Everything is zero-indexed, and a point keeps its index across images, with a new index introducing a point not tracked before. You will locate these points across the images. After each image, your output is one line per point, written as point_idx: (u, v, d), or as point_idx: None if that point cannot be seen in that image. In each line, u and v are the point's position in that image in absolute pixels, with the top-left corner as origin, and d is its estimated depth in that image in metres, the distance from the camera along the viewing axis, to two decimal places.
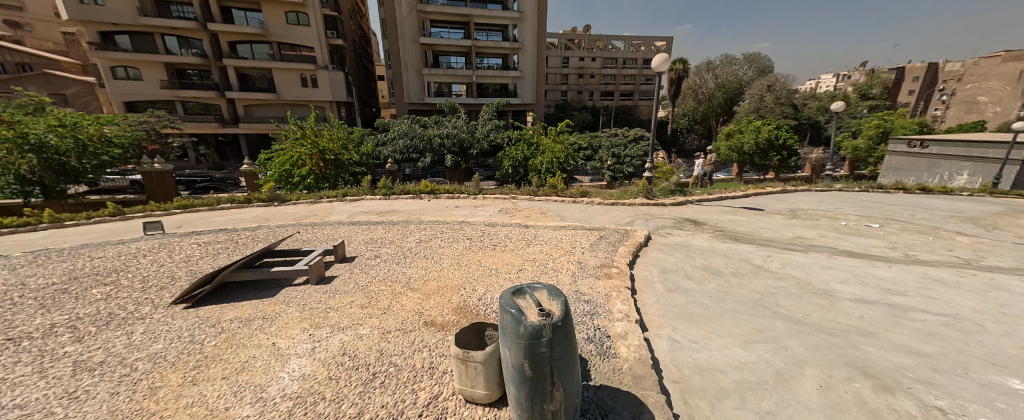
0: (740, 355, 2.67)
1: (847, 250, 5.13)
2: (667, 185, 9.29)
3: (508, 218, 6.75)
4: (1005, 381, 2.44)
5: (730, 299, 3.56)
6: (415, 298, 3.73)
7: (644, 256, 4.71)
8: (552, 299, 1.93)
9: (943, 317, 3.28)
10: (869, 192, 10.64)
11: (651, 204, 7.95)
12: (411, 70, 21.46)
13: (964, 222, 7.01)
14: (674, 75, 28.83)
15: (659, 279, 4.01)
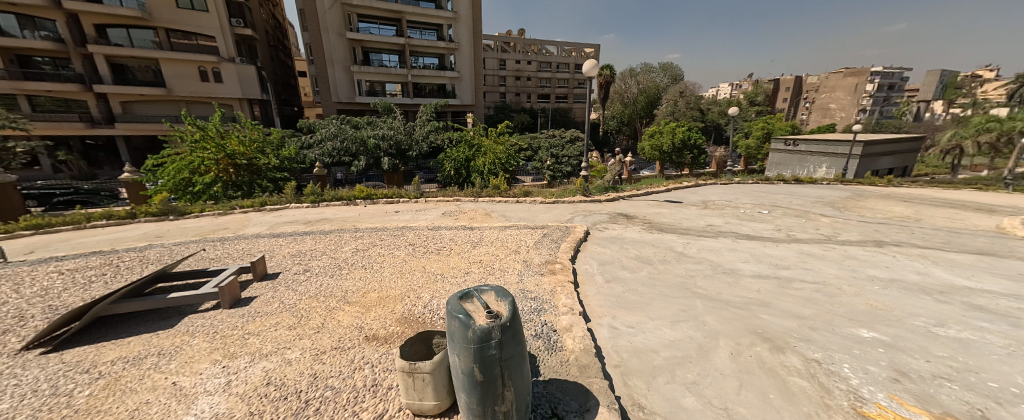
0: (669, 334, 2.98)
1: (746, 233, 5.97)
2: (602, 183, 9.89)
3: (453, 221, 6.68)
4: (858, 331, 3.06)
5: (659, 284, 3.94)
6: (352, 312, 3.52)
7: (584, 251, 4.99)
8: (499, 300, 1.98)
9: (817, 284, 3.99)
10: (758, 184, 12.47)
11: (588, 201, 8.41)
12: (337, 67, 20.00)
13: (827, 206, 8.55)
14: (603, 80, 30.78)
15: (599, 271, 4.29)
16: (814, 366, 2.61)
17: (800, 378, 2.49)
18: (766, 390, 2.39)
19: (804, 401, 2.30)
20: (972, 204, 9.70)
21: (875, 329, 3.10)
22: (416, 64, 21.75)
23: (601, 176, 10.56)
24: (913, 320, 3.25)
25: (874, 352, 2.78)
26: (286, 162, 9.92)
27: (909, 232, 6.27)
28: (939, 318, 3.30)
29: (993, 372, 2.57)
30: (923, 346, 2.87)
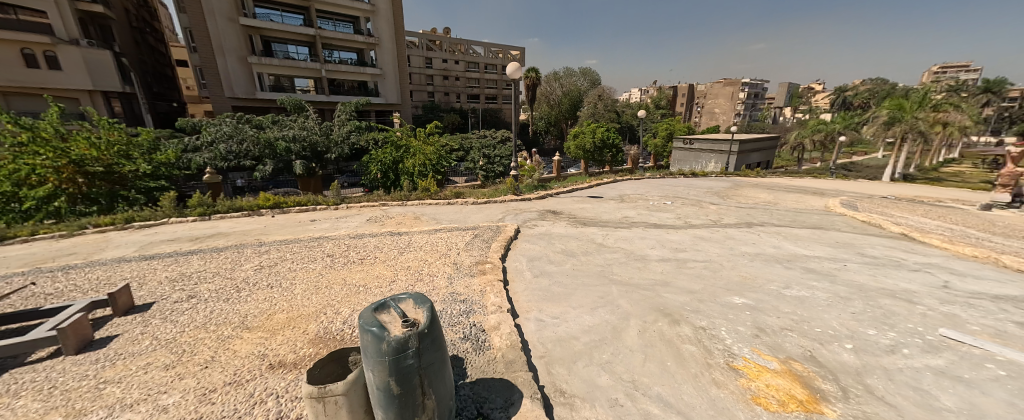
0: (587, 320, 3.22)
1: (655, 222, 6.65)
2: (531, 182, 10.25)
3: (378, 227, 6.41)
4: (734, 299, 3.62)
5: (581, 274, 4.22)
6: (254, 338, 3.20)
7: (514, 248, 5.13)
8: (417, 308, 2.00)
9: (708, 263, 4.60)
10: (665, 178, 14.01)
11: (519, 200, 8.64)
12: (231, 56, 17.96)
13: (717, 195, 9.92)
14: (530, 82, 31.87)
15: (528, 267, 4.45)
16: (702, 333, 3.03)
17: (691, 345, 2.87)
18: (665, 359, 2.71)
19: (693, 363, 2.67)
20: (820, 190, 12.05)
21: (747, 296, 3.68)
22: (329, 57, 20.21)
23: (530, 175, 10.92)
24: (775, 285, 3.93)
25: (744, 315, 3.31)
26: (162, 168, 8.74)
27: (775, 213, 7.56)
28: (791, 281, 4.04)
29: (824, 320, 3.23)
30: (781, 305, 3.49)
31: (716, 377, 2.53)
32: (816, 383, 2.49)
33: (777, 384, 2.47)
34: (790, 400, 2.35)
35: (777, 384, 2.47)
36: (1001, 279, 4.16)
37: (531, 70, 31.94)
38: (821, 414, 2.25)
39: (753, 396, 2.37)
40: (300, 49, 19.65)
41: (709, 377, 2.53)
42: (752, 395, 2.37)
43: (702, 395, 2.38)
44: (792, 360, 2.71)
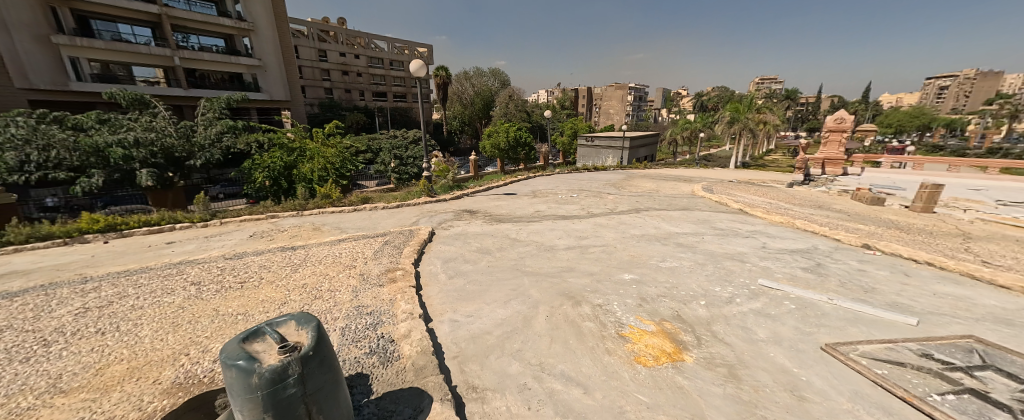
0: (500, 313, 3.35)
1: (563, 214, 7.15)
2: (446, 182, 10.07)
3: (266, 243, 5.72)
4: (626, 276, 4.10)
5: (495, 270, 4.36)
6: (75, 403, 2.53)
7: (428, 252, 5.06)
8: (300, 330, 1.94)
9: (607, 247, 5.13)
10: (571, 172, 15.19)
11: (434, 201, 8.52)
12: (24, 34, 14.13)
13: (615, 186, 11.05)
14: (440, 81, 31.43)
15: (442, 269, 4.44)
16: (599, 310, 3.38)
17: (590, 321, 3.19)
18: (568, 338, 2.96)
19: (590, 337, 2.97)
20: (693, 178, 14.32)
21: (635, 272, 4.21)
22: (182, 42, 17.03)
23: (444, 176, 10.83)
24: (656, 260, 4.58)
25: (631, 289, 3.79)
26: None
27: (659, 199, 8.74)
28: (668, 255, 4.74)
29: (689, 284, 3.87)
30: (661, 277, 4.07)
31: (608, 346, 2.86)
32: (680, 337, 2.98)
33: (653, 344, 2.89)
34: (662, 354, 2.77)
35: (652, 343, 2.90)
36: (800, 238, 5.53)
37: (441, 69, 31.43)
38: (683, 361, 2.71)
39: (635, 357, 2.74)
40: (141, 31, 16.29)
41: (603, 348, 2.84)
42: (635, 357, 2.73)
43: (596, 364, 2.67)
44: (664, 321, 3.19)
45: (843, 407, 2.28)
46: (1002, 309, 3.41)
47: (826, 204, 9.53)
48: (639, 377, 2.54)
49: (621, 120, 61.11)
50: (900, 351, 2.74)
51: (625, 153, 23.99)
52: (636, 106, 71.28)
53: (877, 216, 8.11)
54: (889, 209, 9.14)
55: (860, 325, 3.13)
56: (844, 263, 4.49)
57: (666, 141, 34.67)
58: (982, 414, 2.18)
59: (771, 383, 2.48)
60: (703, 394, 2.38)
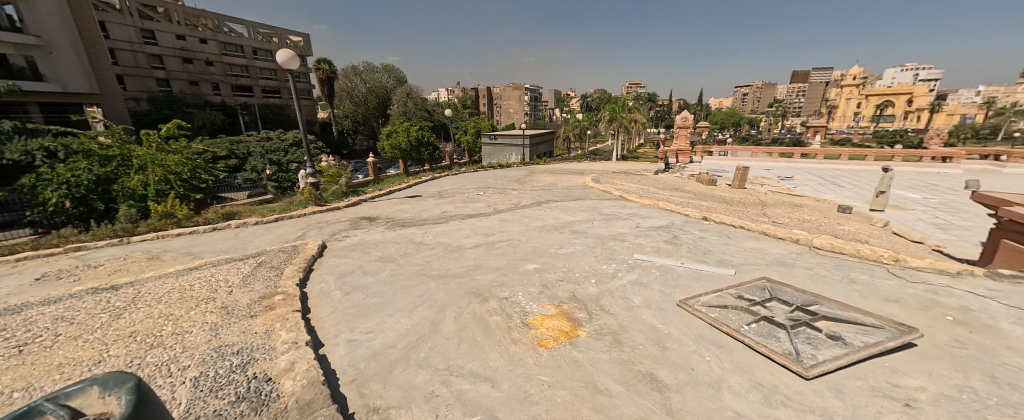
0: (406, 323, 3.24)
1: (469, 213, 7.20)
2: (338, 189, 9.52)
3: (64, 288, 4.29)
4: (529, 266, 4.33)
5: (398, 278, 4.19)
6: None
7: (319, 268, 4.61)
8: (104, 402, 1.67)
9: (512, 240, 5.34)
10: (477, 171, 15.41)
11: (323, 210, 7.84)
12: None
13: (518, 182, 11.55)
14: (322, 75, 28.79)
15: (336, 285, 4.09)
16: (505, 303, 3.49)
17: (497, 315, 3.28)
18: (476, 335, 3.01)
19: (497, 330, 3.06)
20: (585, 171, 15.77)
21: (538, 262, 4.46)
22: None
23: (336, 181, 10.28)
24: (555, 248, 4.91)
25: (534, 278, 4.01)
26: None
27: (557, 192, 9.40)
28: (565, 242, 5.13)
29: (582, 266, 4.26)
30: (559, 263, 4.39)
31: (514, 336, 2.97)
32: (575, 315, 3.24)
33: (553, 326, 3.10)
34: (561, 334, 2.98)
35: (553, 325, 3.10)
36: (663, 216, 6.54)
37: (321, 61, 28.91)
38: (578, 336, 2.95)
39: (538, 341, 2.90)
40: None
41: (509, 339, 2.95)
42: (537, 341, 2.89)
43: (503, 355, 2.75)
44: (562, 303, 3.44)
45: (692, 350, 2.71)
46: (786, 254, 4.48)
47: (686, 188, 11.42)
48: (542, 360, 2.69)
49: (522, 119, 64.16)
50: (725, 298, 3.36)
51: (527, 151, 25.50)
52: (534, 105, 75.46)
53: (718, 198, 10.05)
54: (725, 191, 11.44)
55: (699, 280, 3.79)
56: (693, 233, 5.42)
57: (562, 138, 37.54)
58: (773, 336, 2.78)
59: (644, 340, 2.84)
60: (593, 363, 2.62)
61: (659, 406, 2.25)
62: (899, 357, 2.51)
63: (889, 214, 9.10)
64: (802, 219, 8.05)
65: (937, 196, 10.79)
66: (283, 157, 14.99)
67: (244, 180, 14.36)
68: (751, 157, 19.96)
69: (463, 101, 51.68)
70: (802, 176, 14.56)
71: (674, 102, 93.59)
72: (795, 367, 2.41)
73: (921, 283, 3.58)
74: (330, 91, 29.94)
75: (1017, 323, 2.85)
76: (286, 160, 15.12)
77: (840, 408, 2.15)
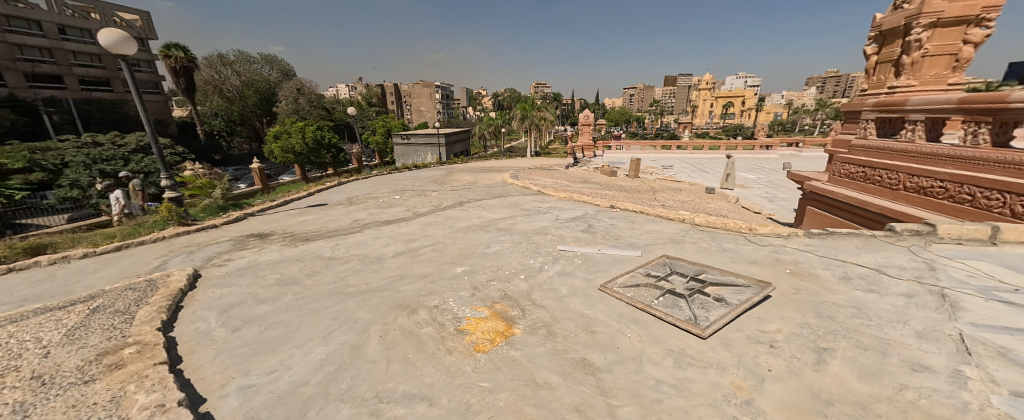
0: (320, 353, 2.86)
1: (386, 219, 6.72)
2: (214, 203, 8.69)
3: None
4: (455, 269, 4.19)
5: (306, 302, 3.69)
6: None
7: (194, 304, 3.81)
8: None
9: (435, 244, 5.12)
10: (392, 173, 14.57)
11: (189, 231, 6.58)
12: None
13: (435, 182, 11.18)
14: (173, 64, 24.24)
15: (221, 322, 3.43)
16: (435, 312, 3.31)
17: (428, 326, 3.09)
18: (405, 353, 2.79)
19: (430, 342, 2.88)
20: (504, 168, 16.02)
21: (466, 264, 4.34)
22: None
23: (208, 192, 9.21)
24: (482, 247, 4.84)
25: (464, 281, 3.90)
26: None
27: (478, 190, 9.33)
28: (491, 241, 5.09)
29: (510, 263, 4.27)
30: (488, 262, 4.33)
31: (448, 346, 2.83)
32: (509, 314, 3.22)
33: (488, 328, 3.03)
34: (496, 335, 2.93)
35: (488, 327, 3.04)
36: (578, 207, 6.93)
37: (171, 47, 24.36)
38: (514, 335, 2.93)
39: (474, 347, 2.80)
40: None
41: (443, 349, 2.79)
42: (474, 347, 2.80)
43: (438, 368, 2.60)
44: (495, 304, 3.39)
45: (615, 329, 2.87)
46: (679, 232, 5.09)
47: (594, 180, 12.34)
48: (480, 366, 2.60)
49: (433, 118, 62.82)
50: (636, 277, 3.65)
51: (442, 150, 25.05)
52: (445, 103, 74.43)
53: (622, 187, 11.07)
54: (626, 180, 12.65)
55: (615, 263, 4.09)
56: (604, 221, 5.84)
57: (477, 136, 37.76)
58: (676, 305, 3.07)
59: (575, 328, 2.94)
60: (531, 359, 2.62)
61: (594, 389, 2.34)
62: (775, 307, 2.99)
63: (748, 193, 11.08)
64: (688, 201, 9.31)
65: (770, 176, 13.60)
66: (123, 168, 12.78)
67: (60, 199, 11.17)
68: (640, 150, 22.43)
69: (369, 99, 48.50)
70: (680, 165, 16.88)
71: (577, 102, 101.10)
72: (693, 330, 2.69)
73: (766, 246, 4.26)
74: (187, 83, 25.47)
75: (826, 268, 3.59)
76: (126, 171, 12.92)
77: (730, 358, 2.46)
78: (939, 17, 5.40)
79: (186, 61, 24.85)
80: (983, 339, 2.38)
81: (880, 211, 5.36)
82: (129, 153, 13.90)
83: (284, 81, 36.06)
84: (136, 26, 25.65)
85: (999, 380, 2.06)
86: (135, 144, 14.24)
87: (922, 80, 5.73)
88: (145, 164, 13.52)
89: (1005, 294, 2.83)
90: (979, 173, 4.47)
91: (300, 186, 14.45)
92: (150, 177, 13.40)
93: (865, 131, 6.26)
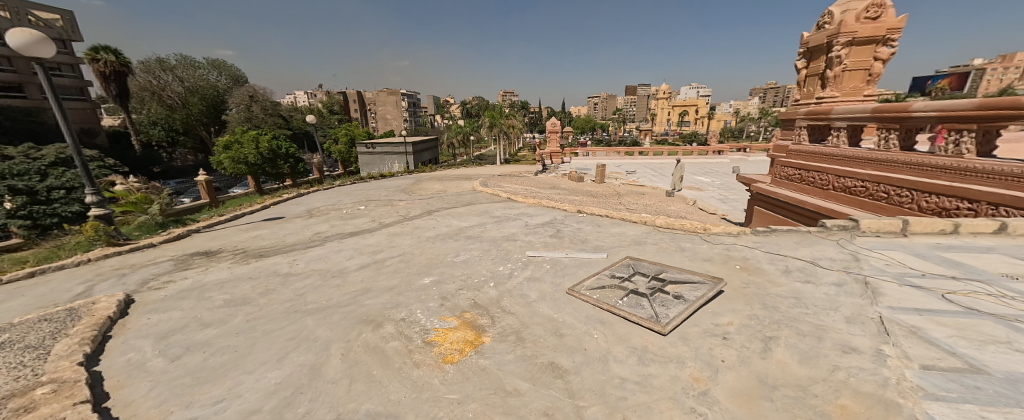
0: (274, 377, 2.71)
1: (349, 231, 6.49)
2: (150, 221, 8.08)
3: None
4: (424, 280, 4.11)
5: (261, 322, 3.49)
6: None
7: (127, 332, 3.48)
8: None
9: (401, 256, 5.00)
10: (357, 183, 14.13)
11: (121, 251, 6.02)
12: None
13: (402, 192, 10.96)
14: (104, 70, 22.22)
15: (160, 351, 3.17)
16: (402, 324, 3.24)
17: (394, 340, 3.01)
18: (370, 369, 2.70)
19: (396, 357, 2.81)
20: (474, 176, 16.00)
21: (435, 273, 4.29)
22: None
23: (144, 207, 8.41)
24: (451, 256, 4.80)
25: (433, 291, 3.84)
26: None
27: (447, 198, 9.25)
28: (460, 249, 5.06)
29: (479, 271, 4.27)
30: (457, 271, 4.30)
31: (416, 359, 2.78)
32: (478, 322, 3.21)
33: (457, 338, 3.01)
34: (465, 345, 2.91)
35: (457, 337, 3.01)
36: (547, 212, 7.05)
37: (99, 50, 22.35)
38: (483, 343, 2.92)
39: (442, 358, 2.77)
40: None
41: (410, 363, 2.74)
42: (442, 358, 2.76)
43: (405, 383, 2.55)
44: (464, 313, 3.37)
45: (582, 331, 2.94)
46: (642, 233, 5.31)
47: (562, 186, 12.60)
48: (448, 377, 2.57)
49: (400, 126, 61.90)
50: (602, 280, 3.75)
51: (410, 158, 24.61)
52: (412, 111, 73.43)
53: (588, 192, 11.38)
54: (593, 185, 13.04)
55: (582, 267, 4.19)
56: (571, 225, 5.98)
57: (446, 144, 37.54)
58: (639, 304, 3.20)
59: (544, 332, 2.98)
60: (500, 366, 2.63)
61: (563, 391, 2.38)
62: (727, 302, 3.20)
63: (704, 195, 11.75)
64: (650, 204, 9.73)
65: (723, 179, 14.52)
66: (39, 184, 10.99)
67: None
68: (605, 156, 23.20)
69: (330, 107, 46.94)
70: (642, 170, 17.65)
71: (543, 111, 103.19)
72: (654, 327, 2.81)
73: (719, 244, 4.54)
74: (120, 89, 23.38)
75: (770, 263, 3.88)
76: (44, 187, 11.11)
77: (688, 352, 2.60)
78: (853, 37, 6.05)
79: (118, 66, 22.84)
80: (899, 321, 2.68)
81: (815, 209, 5.89)
82: (47, 166, 12.11)
83: (233, 87, 34.07)
84: (55, 26, 23.26)
85: (912, 355, 2.32)
86: (54, 157, 12.58)
87: (845, 91, 6.38)
88: (69, 179, 11.78)
89: (916, 280, 3.20)
90: (893, 173, 5.04)
91: (252, 199, 13.64)
92: (74, 192, 11.66)
93: (799, 137, 6.84)
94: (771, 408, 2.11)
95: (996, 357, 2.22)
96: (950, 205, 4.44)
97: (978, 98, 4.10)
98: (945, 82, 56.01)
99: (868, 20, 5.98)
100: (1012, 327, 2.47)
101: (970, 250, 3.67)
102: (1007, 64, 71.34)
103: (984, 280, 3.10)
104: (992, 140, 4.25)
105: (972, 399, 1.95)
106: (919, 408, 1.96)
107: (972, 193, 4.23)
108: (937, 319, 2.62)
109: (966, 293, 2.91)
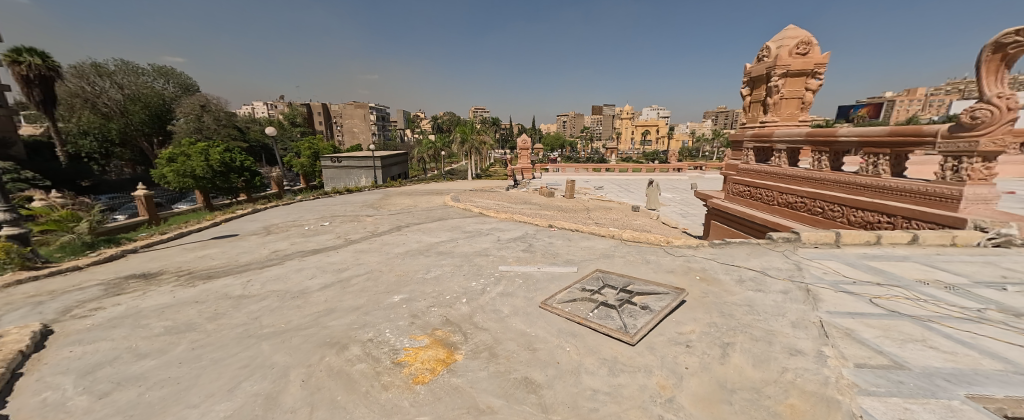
0: (223, 410, 2.52)
1: (311, 249, 6.21)
2: (72, 241, 7.34)
3: None
4: (394, 299, 4.00)
5: (209, 349, 3.25)
6: None
7: (43, 369, 3.08)
8: None
9: (365, 273, 4.85)
10: (321, 198, 13.55)
11: (36, 276, 5.36)
12: None
13: (371, 207, 10.69)
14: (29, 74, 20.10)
15: (83, 387, 2.85)
16: (369, 346, 3.13)
17: (361, 363, 2.90)
18: (334, 396, 2.58)
19: (362, 380, 2.71)
20: (445, 191, 15.88)
21: (404, 291, 4.20)
22: None
23: (70, 226, 7.59)
24: (421, 273, 4.71)
25: (402, 309, 3.76)
26: None
27: (419, 214, 9.13)
28: (431, 266, 4.98)
29: (451, 287, 4.22)
30: (427, 288, 4.22)
31: (384, 381, 2.69)
32: (449, 340, 3.17)
33: (428, 357, 2.95)
34: (436, 364, 2.86)
35: (428, 356, 2.96)
36: (519, 227, 7.11)
37: (21, 52, 20.18)
38: (454, 361, 2.88)
39: (413, 379, 2.70)
40: None
41: (378, 386, 2.65)
42: (413, 379, 2.70)
43: (373, 408, 2.45)
44: (436, 330, 3.32)
45: (555, 345, 2.98)
46: (610, 247, 5.50)
47: (533, 201, 12.79)
48: (419, 399, 2.51)
49: (368, 140, 60.65)
50: (573, 293, 3.84)
51: (378, 173, 24.09)
52: (380, 125, 72.24)
53: (558, 207, 11.62)
54: (563, 200, 13.34)
55: (553, 281, 4.26)
56: (543, 240, 6.09)
57: (416, 159, 37.17)
58: (609, 316, 3.31)
59: (516, 347, 2.99)
60: (473, 385, 2.60)
61: (535, 406, 2.40)
62: (688, 310, 3.37)
63: (667, 210, 12.36)
64: (616, 219, 10.10)
65: (683, 195, 15.37)
66: None
67: None
68: (574, 172, 23.93)
69: (292, 119, 45.11)
70: (609, 186, 18.28)
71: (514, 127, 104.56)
72: (624, 337, 2.92)
73: (680, 256, 4.81)
74: (43, 94, 21.12)
75: (726, 273, 4.15)
76: None
77: (655, 361, 2.70)
78: (788, 69, 6.73)
79: (46, 69, 20.73)
80: (835, 323, 2.96)
81: (762, 223, 6.40)
82: None
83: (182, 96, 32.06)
84: None
85: (847, 355, 2.57)
86: None
87: (783, 117, 7.02)
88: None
89: (848, 286, 3.56)
90: (825, 191, 5.60)
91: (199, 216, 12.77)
92: None
93: (746, 157, 7.43)
94: (730, 411, 2.25)
95: (914, 354, 2.51)
96: (872, 219, 4.99)
97: (888, 126, 4.70)
98: (864, 110, 63.65)
99: (800, 55, 6.68)
100: (925, 326, 2.81)
101: (889, 259, 4.15)
102: (912, 97, 82.21)
103: (902, 285, 3.52)
104: (902, 163, 4.87)
105: (897, 392, 2.20)
106: (856, 403, 2.17)
107: (889, 208, 4.79)
108: (867, 321, 2.93)
109: (890, 298, 3.27)
